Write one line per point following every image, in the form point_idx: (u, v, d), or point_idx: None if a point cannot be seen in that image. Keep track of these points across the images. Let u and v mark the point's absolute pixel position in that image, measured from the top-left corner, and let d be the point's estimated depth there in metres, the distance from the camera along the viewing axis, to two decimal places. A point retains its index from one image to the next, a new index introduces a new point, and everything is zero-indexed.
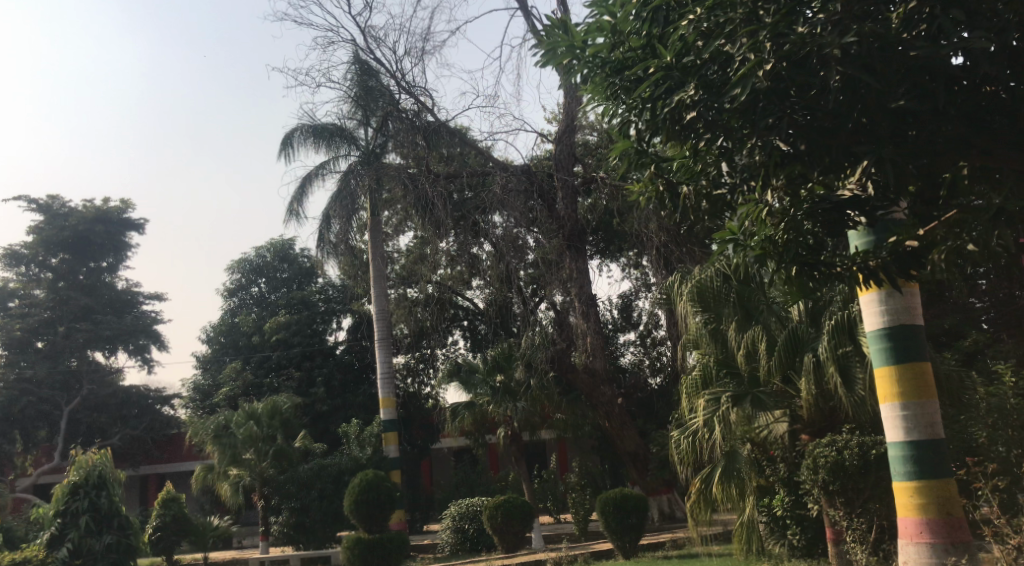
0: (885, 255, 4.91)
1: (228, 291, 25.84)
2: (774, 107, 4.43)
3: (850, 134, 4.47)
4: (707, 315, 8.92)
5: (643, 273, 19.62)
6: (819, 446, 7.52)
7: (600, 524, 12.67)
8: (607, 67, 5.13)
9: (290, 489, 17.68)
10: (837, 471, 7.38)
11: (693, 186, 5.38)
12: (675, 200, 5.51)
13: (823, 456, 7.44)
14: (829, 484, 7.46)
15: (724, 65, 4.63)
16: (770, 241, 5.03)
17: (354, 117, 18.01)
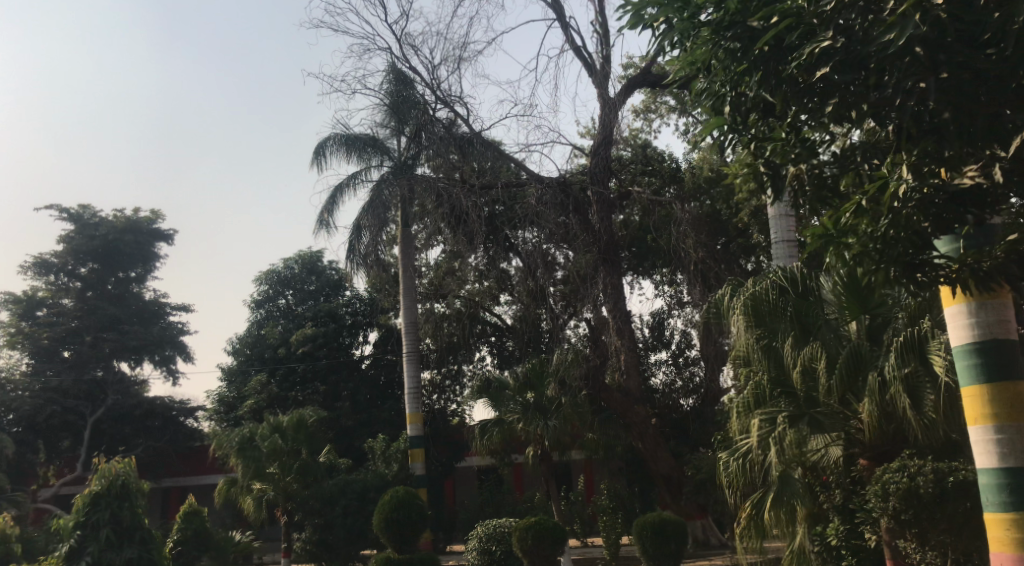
0: (1001, 253, 4.87)
1: (255, 302, 25.64)
2: (915, 68, 4.53)
3: (1013, 94, 4.55)
4: (761, 331, 8.47)
5: (678, 291, 19.20)
6: (889, 470, 6.86)
7: (637, 549, 12.19)
8: (711, 27, 5.27)
9: (314, 505, 17.26)
10: (910, 498, 6.71)
11: (796, 170, 5.53)
12: (776, 182, 5.52)
13: (894, 481, 6.77)
14: (902, 513, 6.77)
15: (866, 12, 4.74)
16: (863, 246, 5.13)
17: (388, 126, 17.72)
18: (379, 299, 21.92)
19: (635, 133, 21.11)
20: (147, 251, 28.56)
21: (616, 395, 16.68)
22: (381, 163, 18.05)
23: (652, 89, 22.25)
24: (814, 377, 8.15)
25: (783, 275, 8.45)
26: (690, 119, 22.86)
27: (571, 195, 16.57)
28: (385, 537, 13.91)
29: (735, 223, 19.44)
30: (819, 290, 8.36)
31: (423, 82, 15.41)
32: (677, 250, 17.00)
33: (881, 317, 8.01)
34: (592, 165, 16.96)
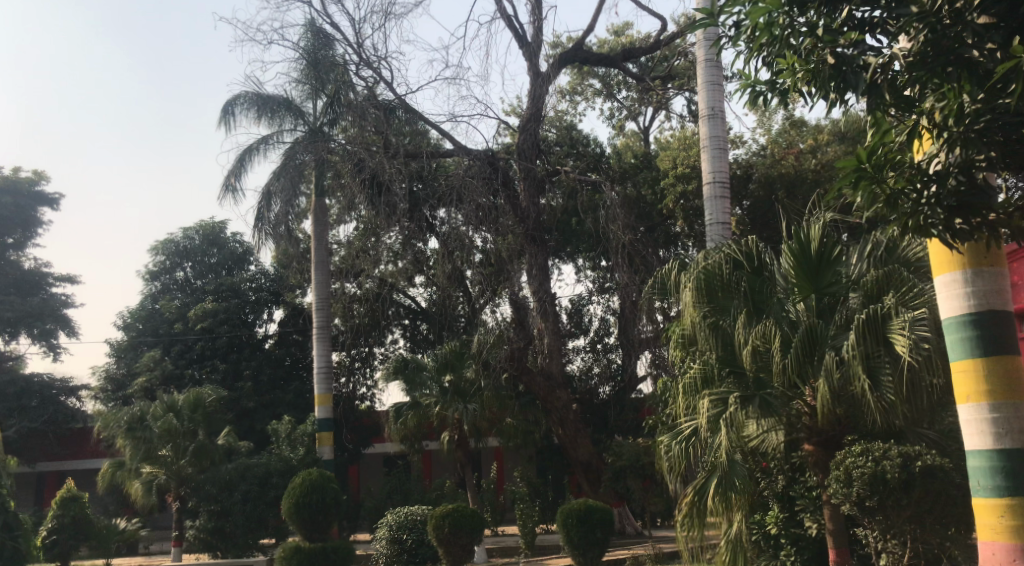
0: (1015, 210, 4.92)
1: (150, 274, 23.97)
2: None
3: None
4: (711, 308, 8.02)
5: (601, 276, 18.72)
6: (852, 455, 6.42)
7: (561, 538, 11.73)
8: None
9: (210, 490, 16.01)
10: (876, 484, 6.31)
11: (877, 62, 5.17)
12: (849, 76, 5.22)
13: (859, 467, 6.35)
14: (866, 500, 6.39)
15: None
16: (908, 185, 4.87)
17: (303, 88, 16.71)
18: (287, 274, 20.79)
19: (561, 113, 20.64)
20: (28, 216, 26.50)
21: (539, 378, 16.57)
22: (294, 128, 16.97)
23: (579, 70, 21.76)
24: (767, 357, 7.71)
25: (737, 249, 8.07)
26: (615, 104, 22.50)
27: (499, 170, 16.07)
28: (294, 523, 12.97)
29: (660, 209, 19.09)
30: (773, 269, 8.04)
31: (344, 42, 14.43)
32: (605, 231, 16.68)
33: (835, 296, 7.69)
34: (521, 142, 16.63)
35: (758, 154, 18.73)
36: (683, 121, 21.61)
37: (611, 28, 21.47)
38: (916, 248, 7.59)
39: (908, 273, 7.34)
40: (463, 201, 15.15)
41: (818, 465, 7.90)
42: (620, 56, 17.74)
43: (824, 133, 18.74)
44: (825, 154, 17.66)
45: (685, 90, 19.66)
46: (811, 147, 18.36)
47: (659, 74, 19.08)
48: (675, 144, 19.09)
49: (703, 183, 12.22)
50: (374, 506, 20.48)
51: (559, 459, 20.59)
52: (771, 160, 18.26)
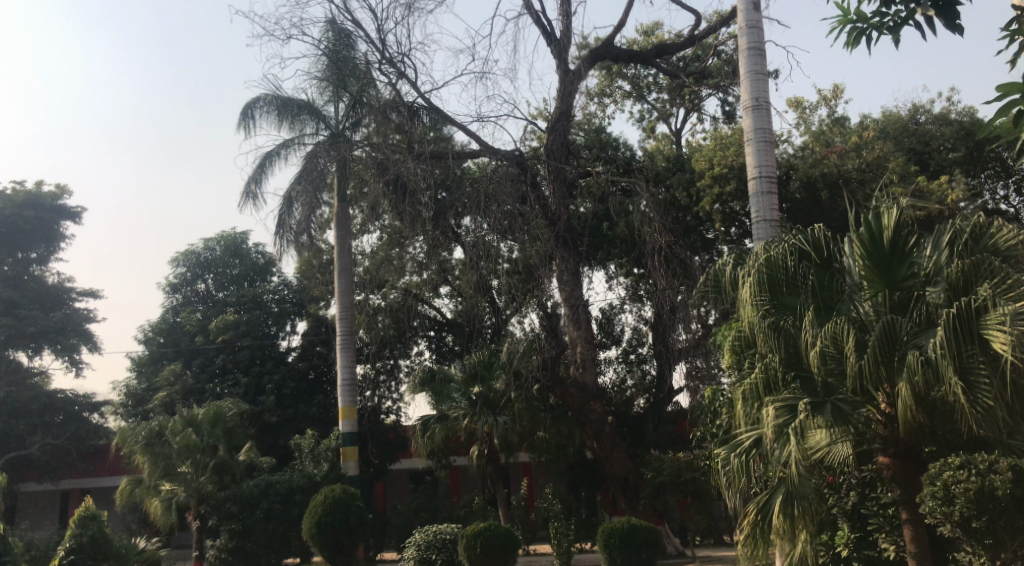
0: None
1: (171, 286, 23.51)
2: None
3: None
4: (773, 306, 7.27)
5: (634, 282, 17.92)
6: (954, 470, 6.03)
7: (603, 559, 11.11)
8: None
9: (231, 508, 15.39)
10: (984, 501, 5.90)
11: None
12: None
13: (963, 484, 5.95)
14: (973, 520, 5.97)
15: None
16: None
17: (325, 91, 16.16)
18: (311, 286, 20.23)
19: (590, 116, 19.95)
20: (51, 230, 26.19)
21: (572, 389, 15.82)
22: (316, 132, 16.42)
23: (608, 72, 21.09)
24: (837, 358, 6.94)
25: (801, 241, 7.35)
26: (645, 106, 21.79)
27: (528, 170, 15.45)
28: (316, 545, 12.31)
29: (696, 212, 18.28)
30: (842, 264, 7.33)
31: (365, 39, 13.81)
32: (640, 233, 15.93)
33: (909, 290, 6.91)
34: (550, 142, 16.15)
35: (800, 154, 17.92)
36: (717, 123, 20.86)
37: (640, 28, 20.79)
38: (1005, 235, 6.84)
39: (997, 262, 6.55)
40: (489, 209, 14.39)
41: (895, 479, 7.16)
42: (652, 52, 17.00)
43: (867, 132, 17.92)
44: (870, 153, 16.84)
45: (720, 89, 18.93)
46: (854, 145, 17.53)
47: (692, 73, 18.35)
48: (709, 145, 18.37)
49: (748, 177, 11.39)
50: (402, 524, 19.75)
51: (592, 475, 19.80)
52: (813, 160, 17.42)
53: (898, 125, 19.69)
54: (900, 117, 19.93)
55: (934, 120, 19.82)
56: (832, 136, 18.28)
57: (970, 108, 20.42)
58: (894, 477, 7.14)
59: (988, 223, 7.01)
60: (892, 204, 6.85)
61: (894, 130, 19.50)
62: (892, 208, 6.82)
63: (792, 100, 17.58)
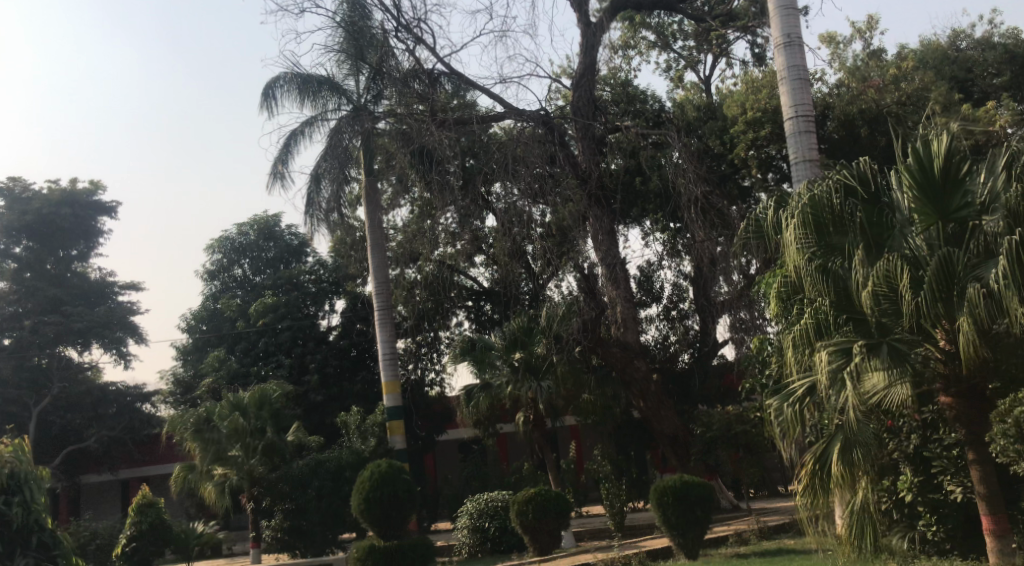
0: None
1: (209, 273, 23.64)
2: None
3: None
4: (820, 248, 6.97)
5: (672, 237, 17.57)
6: None
7: (656, 518, 10.96)
8: None
9: (284, 488, 15.49)
10: None
11: None
12: None
13: None
14: None
15: None
16: None
17: (344, 65, 15.93)
18: (347, 263, 20.19)
19: (615, 70, 19.49)
20: (89, 226, 26.43)
21: (615, 349, 15.62)
22: (338, 107, 16.20)
23: (631, 22, 20.54)
24: (892, 297, 6.63)
25: (846, 176, 7.03)
26: (671, 55, 21.25)
27: (555, 130, 15.22)
28: (366, 521, 12.32)
29: (731, 160, 17.80)
30: (891, 198, 7.01)
31: (380, 8, 13.53)
32: (674, 186, 15.59)
33: (963, 220, 6.59)
34: (576, 100, 15.79)
35: (836, 92, 17.33)
36: (746, 67, 20.28)
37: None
38: None
39: None
40: (518, 173, 14.13)
41: (958, 419, 6.86)
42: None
43: (906, 63, 17.26)
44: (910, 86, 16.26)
45: (748, 31, 18.35)
46: (892, 78, 16.92)
47: (718, 17, 17.77)
48: (740, 89, 17.87)
49: (784, 118, 10.99)
50: (454, 494, 19.80)
51: (640, 434, 19.68)
52: (850, 96, 16.83)
53: (937, 53, 18.94)
54: (940, 45, 19.17)
55: (976, 45, 19.02)
56: (869, 69, 17.60)
57: (1013, 30, 19.58)
58: (957, 416, 6.85)
59: None
60: (942, 131, 6.51)
61: (934, 58, 18.77)
62: (942, 135, 6.47)
63: (825, 36, 16.98)
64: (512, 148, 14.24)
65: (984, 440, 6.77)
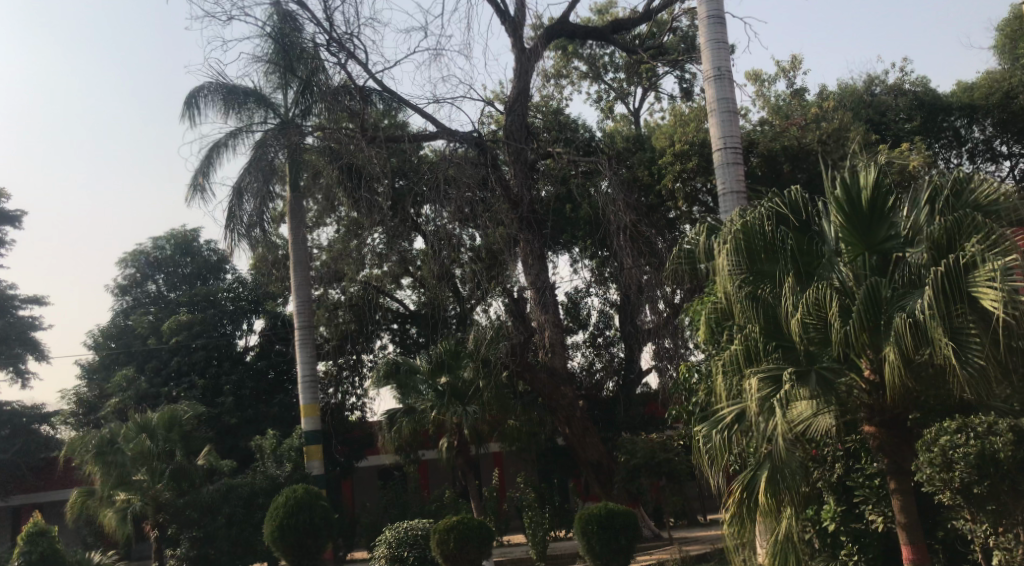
0: None
1: (120, 288, 22.56)
2: None
3: None
4: (750, 274, 6.97)
5: (599, 265, 17.58)
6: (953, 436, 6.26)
7: (581, 549, 10.79)
8: None
9: (191, 515, 14.76)
10: (986, 465, 6.18)
11: None
12: None
13: (965, 450, 6.19)
14: (975, 486, 6.27)
15: None
16: None
17: (272, 78, 15.52)
18: (268, 282, 19.61)
19: (547, 98, 19.55)
20: None
21: (541, 375, 15.48)
22: (265, 121, 15.74)
23: (563, 52, 20.69)
24: (819, 325, 6.64)
25: (777, 204, 7.07)
26: (602, 86, 21.45)
27: (488, 152, 15.01)
28: (278, 548, 11.77)
29: (659, 191, 17.93)
30: (821, 227, 7.07)
31: (312, 20, 13.24)
32: (604, 213, 15.62)
33: (889, 251, 6.66)
34: (508, 125, 15.70)
35: (760, 128, 17.72)
36: (674, 101, 20.62)
37: (594, 7, 20.43)
38: (987, 190, 6.53)
39: (982, 217, 6.28)
40: (448, 196, 13.90)
41: (882, 448, 6.87)
42: (608, 29, 16.64)
43: (827, 103, 17.79)
44: (829, 125, 16.73)
45: (677, 66, 18.65)
46: (814, 117, 17.39)
47: (649, 49, 18.00)
48: (668, 122, 18.14)
49: (713, 148, 11.08)
50: (371, 522, 19.21)
51: (563, 462, 19.55)
52: (774, 133, 17.22)
53: (854, 96, 19.60)
54: (856, 88, 19.86)
55: (890, 91, 19.75)
56: (791, 108, 18.08)
57: (924, 78, 20.45)
58: (881, 446, 6.85)
59: (969, 177, 6.69)
60: (871, 161, 6.58)
61: (851, 100, 19.41)
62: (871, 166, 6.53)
63: (751, 73, 17.37)
64: (443, 169, 14.03)
65: (906, 470, 6.78)
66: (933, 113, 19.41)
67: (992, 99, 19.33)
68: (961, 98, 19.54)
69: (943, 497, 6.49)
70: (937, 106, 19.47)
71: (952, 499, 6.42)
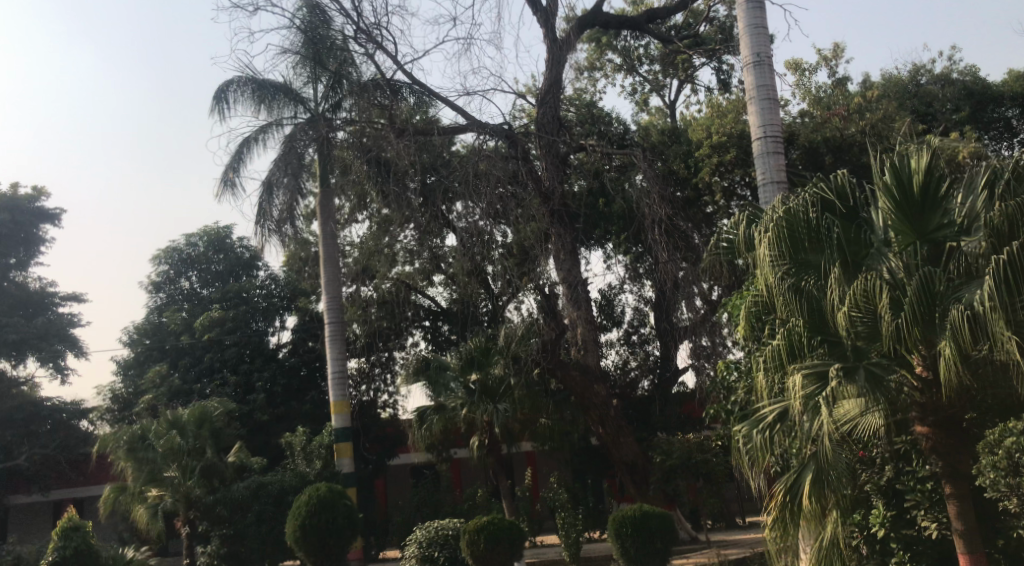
0: None
1: (153, 285, 22.74)
2: None
3: None
4: (793, 265, 6.60)
5: (634, 260, 17.21)
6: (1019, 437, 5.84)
7: (615, 551, 10.46)
8: None
9: (222, 512, 14.67)
10: None
11: None
12: None
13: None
14: None
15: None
16: None
17: (302, 71, 15.36)
18: (300, 279, 19.53)
19: (580, 91, 19.19)
20: (30, 233, 25.40)
21: (575, 372, 15.17)
22: (295, 116, 15.60)
23: (597, 44, 20.30)
24: (868, 319, 6.27)
25: (822, 189, 6.68)
26: (636, 79, 21.08)
27: (519, 145, 14.71)
28: (302, 549, 11.60)
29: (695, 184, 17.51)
30: (870, 216, 6.68)
31: (340, 12, 13.04)
32: (638, 207, 15.25)
33: (943, 241, 6.25)
34: (540, 117, 15.41)
35: (801, 119, 17.21)
36: (712, 93, 20.15)
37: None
38: None
39: None
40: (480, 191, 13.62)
41: (935, 450, 6.47)
42: (643, 18, 16.23)
43: (871, 92, 17.21)
44: (873, 116, 16.20)
45: (714, 56, 18.20)
46: (857, 108, 16.84)
47: (685, 38, 17.57)
48: (705, 115, 17.69)
49: (752, 137, 10.65)
50: (403, 521, 19.03)
51: (598, 461, 19.23)
52: (815, 124, 16.72)
53: (899, 85, 18.97)
54: (901, 77, 19.21)
55: (936, 80, 19.09)
56: (833, 99, 17.52)
57: (972, 67, 19.75)
58: (934, 448, 6.45)
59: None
60: (923, 142, 6.16)
61: (895, 90, 18.79)
62: (924, 148, 6.13)
63: (791, 63, 16.87)
64: (474, 164, 13.74)
65: (961, 473, 6.38)
66: (981, 103, 18.72)
67: None
68: (1012, 87, 18.83)
69: (1008, 503, 6.01)
70: (986, 96, 18.79)
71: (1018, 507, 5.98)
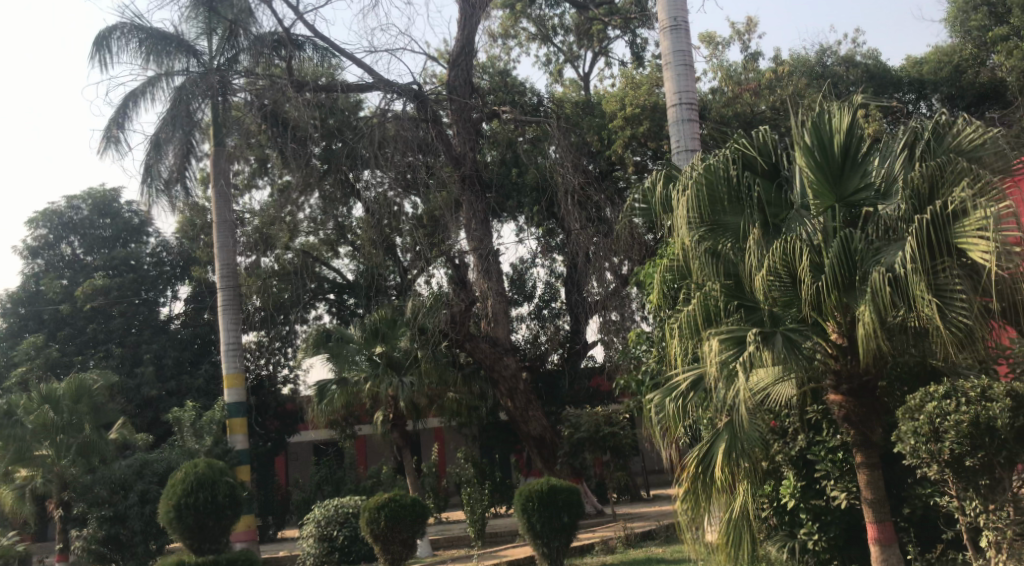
0: None
1: (30, 250, 21.09)
2: None
3: None
4: (711, 226, 6.31)
5: (546, 234, 16.88)
6: (939, 403, 5.72)
7: (520, 526, 10.12)
8: None
9: (100, 492, 13.40)
10: (974, 432, 5.64)
11: None
12: None
13: (952, 418, 5.66)
14: (966, 458, 5.72)
15: None
16: None
17: (196, 22, 14.34)
18: (194, 247, 18.48)
19: (493, 59, 18.67)
20: None
21: (482, 345, 14.76)
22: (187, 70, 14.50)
23: (512, 9, 19.73)
24: (785, 284, 6.05)
25: (741, 147, 6.41)
26: (551, 49, 20.62)
27: (427, 107, 14.02)
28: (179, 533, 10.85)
29: (607, 157, 17.30)
30: (789, 177, 6.45)
31: None
32: (550, 177, 14.93)
33: (862, 205, 6.07)
34: (452, 80, 14.80)
35: (712, 94, 17.18)
36: (626, 66, 19.89)
37: None
38: (971, 134, 5.86)
39: (967, 162, 5.67)
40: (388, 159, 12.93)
41: (848, 419, 6.25)
42: None
43: (780, 68, 17.26)
44: (781, 93, 16.34)
45: (628, 27, 17.89)
46: (767, 83, 16.89)
47: (600, 6, 17.21)
48: (619, 86, 17.42)
49: (667, 104, 10.27)
50: (302, 500, 18.33)
51: (506, 437, 18.94)
52: (727, 99, 16.65)
53: (807, 65, 19.13)
54: (809, 57, 19.40)
55: (842, 61, 19.26)
56: (743, 75, 17.53)
57: (874, 50, 20.14)
58: (847, 416, 6.22)
59: (951, 121, 6.07)
60: (839, 102, 5.94)
61: (804, 69, 18.94)
62: (841, 109, 5.91)
63: (704, 36, 16.73)
64: (380, 127, 13.07)
65: (875, 442, 6.23)
66: (882, 85, 19.10)
67: (942, 72, 19.06)
68: (910, 73, 19.34)
69: (926, 471, 5.92)
70: (888, 79, 19.17)
71: (936, 473, 5.88)
